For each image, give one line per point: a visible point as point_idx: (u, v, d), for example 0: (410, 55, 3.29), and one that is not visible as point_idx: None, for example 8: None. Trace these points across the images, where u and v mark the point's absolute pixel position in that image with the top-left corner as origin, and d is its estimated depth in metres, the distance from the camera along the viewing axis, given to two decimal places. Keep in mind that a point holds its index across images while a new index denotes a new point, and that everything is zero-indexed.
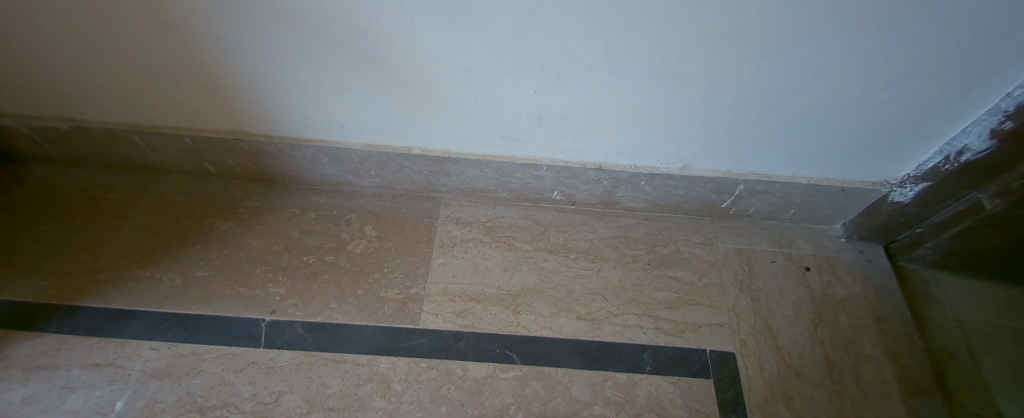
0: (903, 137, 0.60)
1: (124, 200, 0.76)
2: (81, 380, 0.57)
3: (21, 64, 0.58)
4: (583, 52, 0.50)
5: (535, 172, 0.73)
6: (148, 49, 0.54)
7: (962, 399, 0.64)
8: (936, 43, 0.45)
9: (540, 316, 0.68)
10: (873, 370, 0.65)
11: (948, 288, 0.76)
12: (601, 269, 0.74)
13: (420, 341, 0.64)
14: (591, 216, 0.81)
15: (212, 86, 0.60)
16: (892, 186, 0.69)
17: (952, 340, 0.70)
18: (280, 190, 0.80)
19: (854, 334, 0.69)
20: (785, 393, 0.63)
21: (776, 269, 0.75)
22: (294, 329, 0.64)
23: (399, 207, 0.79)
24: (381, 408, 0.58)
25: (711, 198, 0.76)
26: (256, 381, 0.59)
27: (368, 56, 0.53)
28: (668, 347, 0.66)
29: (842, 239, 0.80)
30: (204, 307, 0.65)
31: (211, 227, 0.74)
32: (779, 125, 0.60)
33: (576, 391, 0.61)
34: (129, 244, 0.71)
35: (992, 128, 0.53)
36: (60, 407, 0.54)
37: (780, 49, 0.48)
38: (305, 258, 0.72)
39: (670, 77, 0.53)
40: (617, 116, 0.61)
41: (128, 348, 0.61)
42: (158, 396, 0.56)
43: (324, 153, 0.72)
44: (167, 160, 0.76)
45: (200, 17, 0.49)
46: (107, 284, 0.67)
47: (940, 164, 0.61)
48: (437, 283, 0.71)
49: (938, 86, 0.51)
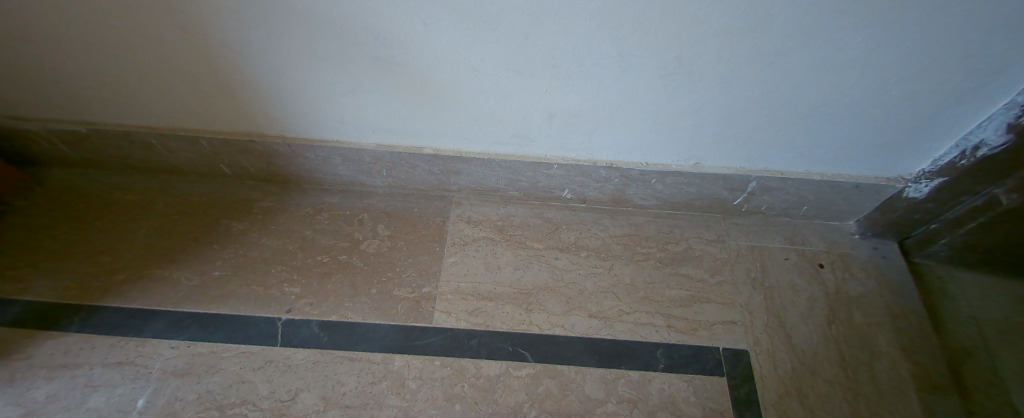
0: (919, 132, 0.59)
1: (141, 202, 0.77)
2: (103, 378, 0.58)
3: (38, 68, 0.59)
4: (595, 50, 0.50)
5: (546, 170, 0.73)
6: (162, 51, 0.55)
7: (978, 396, 0.64)
8: (950, 38, 0.44)
9: (552, 314, 0.69)
10: (888, 367, 0.65)
11: (963, 285, 0.75)
12: (612, 267, 0.74)
13: (434, 339, 0.65)
14: (601, 214, 0.81)
15: (227, 89, 0.61)
16: (906, 181, 0.68)
17: (967, 337, 0.70)
18: (293, 190, 0.81)
19: (868, 332, 0.68)
20: (799, 390, 0.63)
21: (789, 267, 0.75)
22: (309, 327, 0.65)
23: (410, 206, 0.80)
24: (397, 406, 0.58)
25: (723, 195, 0.76)
26: (273, 379, 0.60)
27: (380, 57, 0.53)
28: (680, 346, 0.67)
29: (856, 236, 0.79)
30: (221, 306, 0.66)
31: (227, 228, 0.75)
32: (790, 122, 0.60)
33: (590, 389, 0.61)
34: (147, 245, 0.72)
35: (1010, 122, 0.52)
36: (83, 405, 0.56)
37: (792, 45, 0.47)
38: (319, 258, 0.72)
39: (682, 74, 0.53)
40: (628, 113, 0.60)
41: (148, 346, 0.62)
42: (178, 394, 0.57)
43: (336, 153, 0.72)
44: (182, 161, 0.77)
45: (216, 21, 0.49)
46: (126, 284, 0.68)
47: (955, 159, 0.60)
48: (449, 282, 0.71)
49: (954, 81, 0.50)
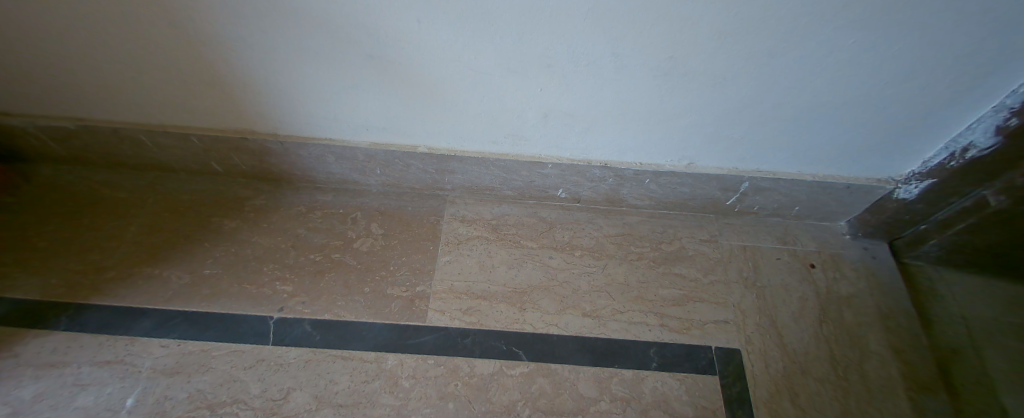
0: (910, 133, 0.60)
1: (131, 199, 0.76)
2: (92, 377, 0.58)
3: (28, 64, 0.58)
4: (590, 50, 0.50)
5: (540, 170, 0.73)
6: (155, 47, 0.54)
7: (966, 394, 0.64)
8: (939, 39, 0.45)
9: (546, 313, 0.69)
10: (878, 366, 0.66)
11: (952, 285, 0.76)
12: (606, 266, 0.75)
13: (427, 338, 0.65)
14: (596, 213, 0.81)
15: (219, 85, 0.60)
16: (897, 182, 0.69)
17: (955, 336, 0.71)
18: (287, 188, 0.80)
19: (858, 331, 0.69)
20: (790, 389, 0.63)
21: (781, 267, 0.76)
22: (302, 326, 0.65)
23: (405, 205, 0.80)
24: (390, 404, 0.58)
25: (716, 195, 0.76)
26: (265, 378, 0.59)
27: (375, 55, 0.53)
28: (673, 345, 0.67)
29: (847, 237, 0.80)
30: (213, 305, 0.66)
31: (218, 225, 0.74)
32: (783, 122, 0.60)
33: (583, 388, 0.62)
34: (137, 243, 0.71)
35: (997, 125, 0.52)
36: (71, 404, 0.55)
37: (785, 47, 0.48)
38: (312, 256, 0.72)
39: (676, 75, 0.53)
40: (622, 113, 0.61)
41: (138, 345, 0.61)
42: (169, 393, 0.57)
43: (330, 151, 0.72)
44: (173, 159, 0.76)
45: (210, 18, 0.49)
46: (116, 282, 0.67)
47: (945, 161, 0.61)
48: (442, 281, 0.71)
49: (944, 82, 0.50)
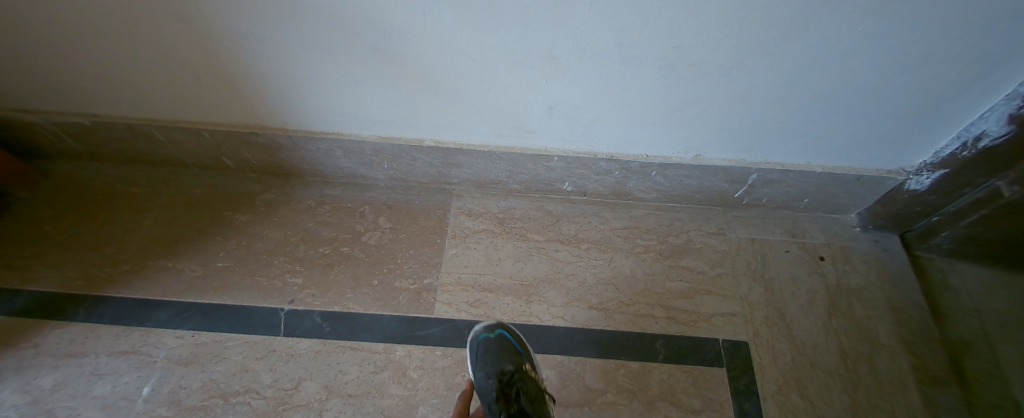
0: (921, 123, 0.59)
1: (145, 194, 0.78)
2: (109, 367, 0.59)
3: (40, 61, 0.60)
4: (594, 40, 0.50)
5: (546, 163, 0.73)
6: (163, 43, 0.55)
7: (978, 388, 0.64)
8: (950, 28, 0.44)
9: (552, 306, 0.69)
10: (888, 359, 0.65)
11: (965, 278, 0.75)
12: (612, 259, 0.75)
13: (435, 329, 0.65)
14: (602, 206, 0.81)
15: (228, 81, 0.61)
16: (908, 174, 0.68)
17: (968, 330, 0.70)
18: (295, 182, 0.81)
19: (868, 324, 0.68)
20: (797, 381, 0.63)
21: (790, 259, 0.75)
22: (311, 318, 0.65)
23: (412, 199, 0.80)
24: (398, 394, 0.59)
25: (724, 188, 0.76)
26: (276, 368, 0.60)
27: (380, 49, 0.53)
28: (680, 337, 0.67)
29: (857, 229, 0.79)
30: (225, 296, 0.67)
31: (230, 219, 0.76)
32: (789, 112, 0.60)
33: (589, 379, 0.62)
34: (151, 236, 0.73)
35: (1011, 113, 0.51)
36: (90, 393, 0.57)
37: (792, 36, 0.47)
38: (321, 249, 0.73)
39: (682, 65, 0.53)
40: (627, 105, 0.60)
41: (153, 336, 0.63)
42: (183, 382, 0.58)
43: (338, 146, 0.73)
44: (185, 154, 0.77)
45: (217, 13, 0.49)
46: (131, 275, 0.69)
47: (957, 151, 0.60)
48: (449, 273, 0.72)
49: (955, 71, 0.50)
